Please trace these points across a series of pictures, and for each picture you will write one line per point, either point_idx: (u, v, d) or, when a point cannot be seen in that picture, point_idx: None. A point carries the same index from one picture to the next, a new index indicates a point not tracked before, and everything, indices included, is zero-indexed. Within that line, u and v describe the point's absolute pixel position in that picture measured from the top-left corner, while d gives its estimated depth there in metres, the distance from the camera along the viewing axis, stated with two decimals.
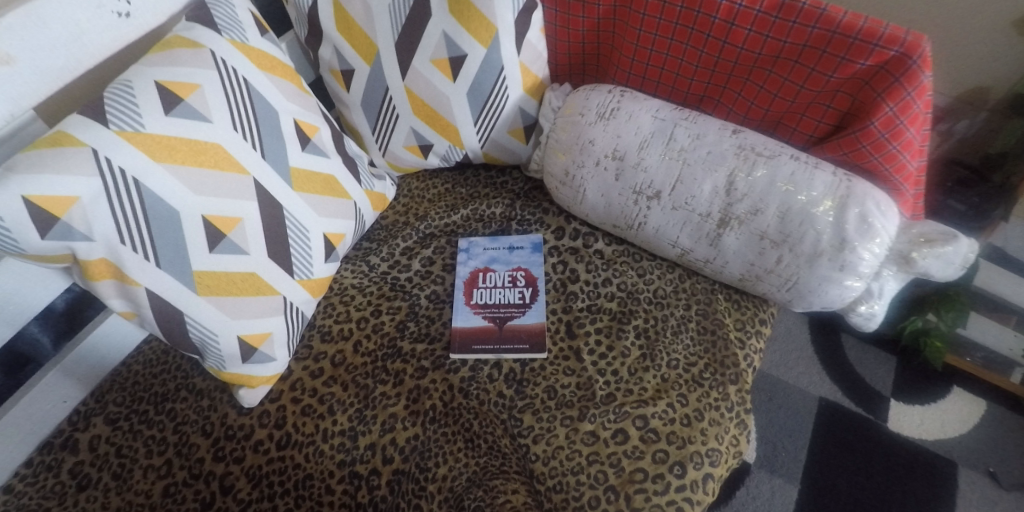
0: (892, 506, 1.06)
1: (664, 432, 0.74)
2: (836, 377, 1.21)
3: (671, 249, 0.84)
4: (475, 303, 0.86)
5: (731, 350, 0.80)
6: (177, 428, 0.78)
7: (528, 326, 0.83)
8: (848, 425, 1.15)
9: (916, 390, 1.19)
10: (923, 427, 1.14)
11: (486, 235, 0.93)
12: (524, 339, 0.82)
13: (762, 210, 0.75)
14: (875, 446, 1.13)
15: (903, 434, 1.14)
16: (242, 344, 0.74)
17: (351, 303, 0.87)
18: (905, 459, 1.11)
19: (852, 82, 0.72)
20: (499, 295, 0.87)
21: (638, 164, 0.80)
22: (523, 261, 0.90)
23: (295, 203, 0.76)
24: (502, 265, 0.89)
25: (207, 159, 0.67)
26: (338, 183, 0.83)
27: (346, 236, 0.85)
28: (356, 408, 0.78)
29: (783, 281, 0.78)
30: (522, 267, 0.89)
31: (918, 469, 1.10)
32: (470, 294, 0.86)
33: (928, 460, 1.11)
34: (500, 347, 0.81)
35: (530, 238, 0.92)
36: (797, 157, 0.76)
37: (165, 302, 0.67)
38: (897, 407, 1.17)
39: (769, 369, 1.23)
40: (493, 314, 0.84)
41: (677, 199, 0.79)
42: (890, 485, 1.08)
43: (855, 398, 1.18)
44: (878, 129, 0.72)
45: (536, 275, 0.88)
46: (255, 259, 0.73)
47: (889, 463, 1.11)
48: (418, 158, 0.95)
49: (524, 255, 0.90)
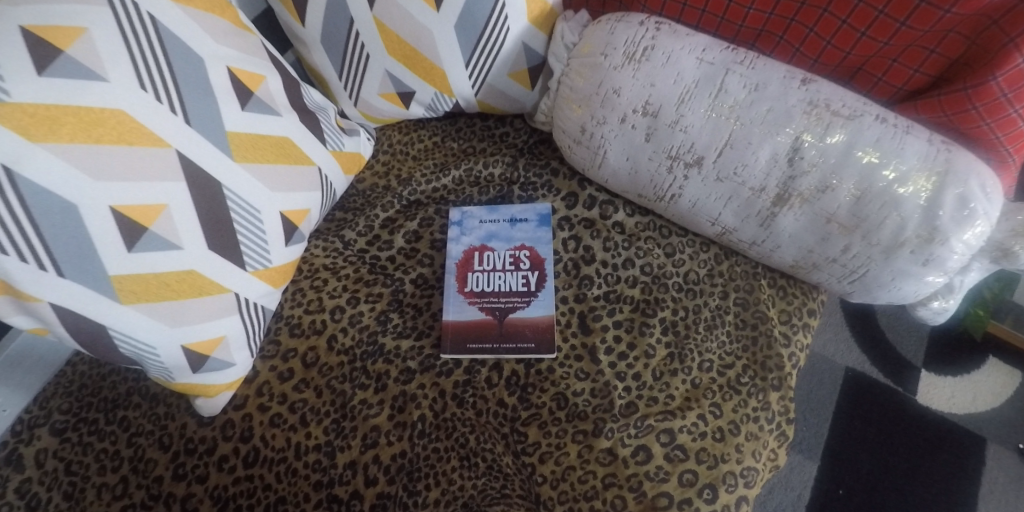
0: (917, 484, 0.99)
1: (693, 449, 0.63)
2: (866, 345, 1.11)
3: (709, 226, 0.69)
4: (470, 291, 0.72)
5: (775, 350, 0.67)
6: (131, 440, 0.68)
7: (534, 320, 0.70)
8: (876, 397, 1.07)
9: (947, 360, 1.09)
10: (954, 400, 1.06)
11: (482, 203, 0.78)
12: (529, 337, 0.69)
13: (834, 186, 0.59)
14: (902, 418, 1.05)
15: (932, 408, 1.05)
16: (189, 353, 0.61)
17: (323, 289, 0.73)
18: (933, 433, 1.03)
19: (973, 20, 0.54)
20: (498, 282, 0.73)
21: (676, 122, 0.63)
22: (527, 238, 0.75)
23: (239, 178, 0.60)
24: (501, 243, 0.76)
25: (107, 131, 0.51)
26: (294, 146, 0.66)
27: (310, 211, 0.70)
28: (333, 419, 0.66)
29: (846, 271, 0.64)
30: (526, 246, 0.75)
31: (945, 446, 1.02)
32: (463, 279, 0.73)
33: (957, 436, 1.03)
34: (501, 346, 0.68)
35: (536, 208, 0.77)
36: (883, 118, 0.59)
37: (79, 316, 0.54)
38: (927, 378, 1.08)
39: (819, 348, 1.12)
40: (492, 306, 0.71)
41: (723, 169, 0.63)
42: (915, 462, 1.01)
43: (883, 368, 1.09)
44: (1002, 87, 0.54)
45: (542, 256, 0.74)
46: (193, 254, 0.58)
47: (916, 438, 1.03)
48: (398, 108, 0.78)
49: (529, 230, 0.76)
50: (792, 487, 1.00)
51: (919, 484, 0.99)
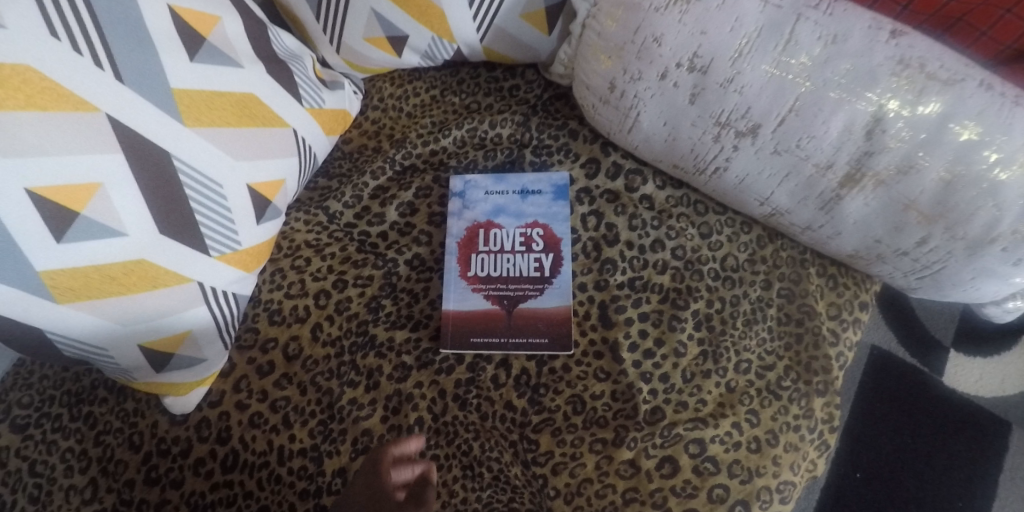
0: (937, 468, 0.94)
1: (726, 462, 0.56)
2: (894, 322, 1.03)
3: (757, 207, 0.59)
4: (473, 276, 0.63)
5: (823, 350, 0.59)
6: (99, 439, 0.61)
7: (548, 311, 0.61)
8: (901, 377, 1.00)
9: (977, 340, 1.01)
10: (981, 383, 0.99)
11: (488, 171, 0.68)
12: (542, 331, 0.60)
13: (924, 167, 0.48)
14: (926, 401, 0.98)
15: (958, 390, 0.98)
16: (149, 352, 0.53)
17: (306, 270, 0.64)
18: (956, 417, 0.97)
19: None
20: (507, 266, 0.64)
21: (730, 81, 0.51)
22: (540, 213, 0.65)
23: (194, 147, 0.50)
24: (510, 219, 0.66)
25: (12, 93, 0.39)
26: (261, 105, 0.55)
27: (286, 182, 0.59)
28: (319, 420, 0.59)
29: (916, 265, 0.54)
30: (538, 223, 0.65)
31: (966, 430, 0.96)
32: (466, 262, 0.63)
33: (981, 420, 0.97)
34: (510, 342, 0.60)
35: (550, 179, 0.67)
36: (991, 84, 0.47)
37: (8, 321, 0.44)
38: (956, 358, 1.00)
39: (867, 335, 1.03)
40: (499, 295, 0.63)
41: (783, 140, 0.52)
42: (935, 446, 0.95)
43: (910, 347, 1.02)
44: None
45: (558, 236, 0.65)
46: (141, 240, 0.48)
47: (939, 421, 0.97)
48: (390, 57, 0.66)
49: (542, 204, 0.66)
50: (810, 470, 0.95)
51: (938, 468, 0.94)
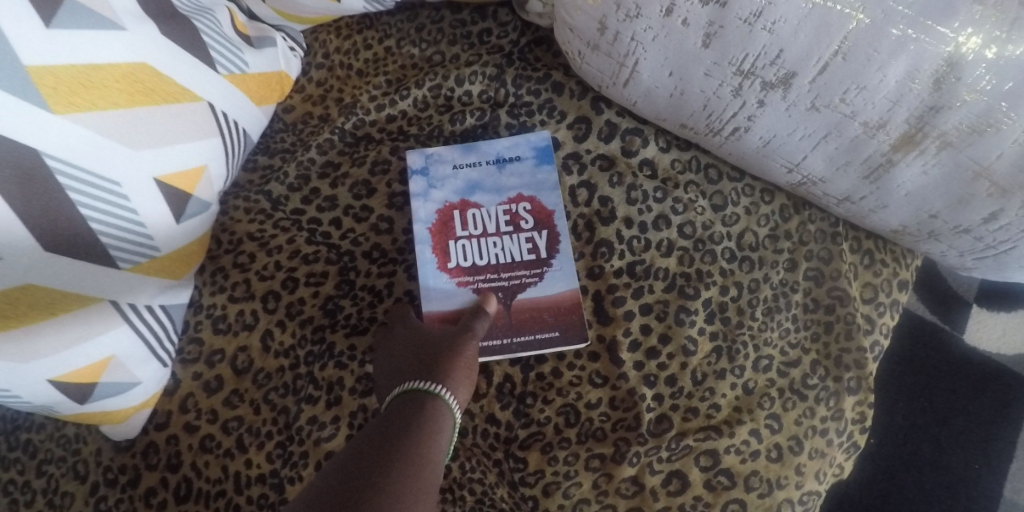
0: (954, 432, 0.84)
1: (742, 475, 0.48)
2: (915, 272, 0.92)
3: (784, 173, 0.49)
4: (456, 266, 0.54)
5: (857, 342, 0.50)
6: (41, 469, 0.55)
7: (555, 299, 0.53)
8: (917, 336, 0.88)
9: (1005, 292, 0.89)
10: (1004, 340, 0.87)
11: (455, 140, 0.57)
12: (550, 322, 0.52)
13: (1007, 127, 0.37)
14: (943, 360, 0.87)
15: (979, 349, 0.87)
16: (65, 387, 0.45)
17: (250, 268, 0.55)
18: (976, 377, 0.86)
19: None
20: (495, 251, 0.55)
21: (757, 17, 0.39)
22: (524, 185, 0.55)
23: (75, 139, 0.39)
24: (489, 195, 0.56)
25: None
26: (159, 76, 0.44)
27: (207, 168, 0.49)
28: (277, 442, 0.51)
29: (977, 244, 0.44)
30: (524, 196, 0.55)
31: (986, 390, 0.85)
32: (444, 253, 0.54)
33: (1005, 380, 0.85)
34: (513, 342, 0.52)
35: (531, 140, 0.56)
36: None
37: None
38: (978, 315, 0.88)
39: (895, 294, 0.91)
40: (491, 288, 0.54)
41: (824, 93, 0.41)
42: (952, 410, 0.85)
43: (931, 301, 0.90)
44: None
45: (549, 208, 0.55)
46: (25, 263, 0.39)
47: (960, 382, 0.85)
48: (329, 3, 0.55)
49: (524, 173, 0.56)
50: None
51: (955, 434, 0.84)
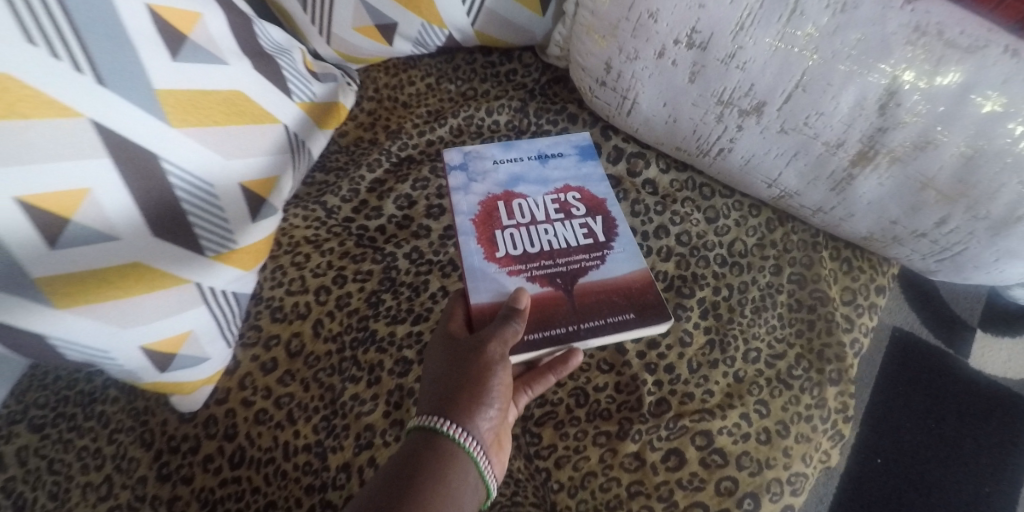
0: (961, 453, 0.93)
1: (734, 454, 0.54)
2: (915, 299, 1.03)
3: (765, 188, 0.57)
4: (505, 256, 0.57)
5: (836, 338, 0.57)
6: (112, 437, 0.63)
7: (628, 278, 0.56)
8: (923, 362, 0.99)
9: (1006, 319, 1.00)
10: (1009, 365, 0.98)
11: (495, 142, 0.66)
12: (622, 304, 0.54)
13: (942, 142, 0.45)
14: (949, 384, 0.97)
15: (984, 372, 0.97)
16: (150, 354, 0.53)
17: (305, 266, 0.63)
18: (981, 402, 0.96)
19: None
20: (547, 238, 0.58)
21: (731, 57, 0.48)
22: (569, 177, 0.62)
23: (185, 148, 0.50)
24: (534, 187, 0.62)
25: None
26: (251, 102, 0.55)
27: (281, 179, 0.59)
28: (322, 416, 0.59)
29: (935, 247, 0.51)
30: (571, 187, 0.62)
31: (991, 415, 0.95)
32: (492, 244, 0.58)
33: (1006, 403, 0.95)
34: (583, 328, 0.53)
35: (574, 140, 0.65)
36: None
37: (10, 329, 0.45)
38: (982, 340, 0.99)
39: (900, 322, 1.02)
40: (550, 274, 0.56)
41: (790, 118, 0.49)
42: (961, 433, 0.94)
43: (934, 327, 1.01)
44: None
45: (598, 196, 0.62)
46: (134, 243, 0.48)
47: (962, 406, 0.96)
48: (381, 46, 0.64)
49: (569, 167, 0.63)
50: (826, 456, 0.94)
51: (963, 455, 0.93)
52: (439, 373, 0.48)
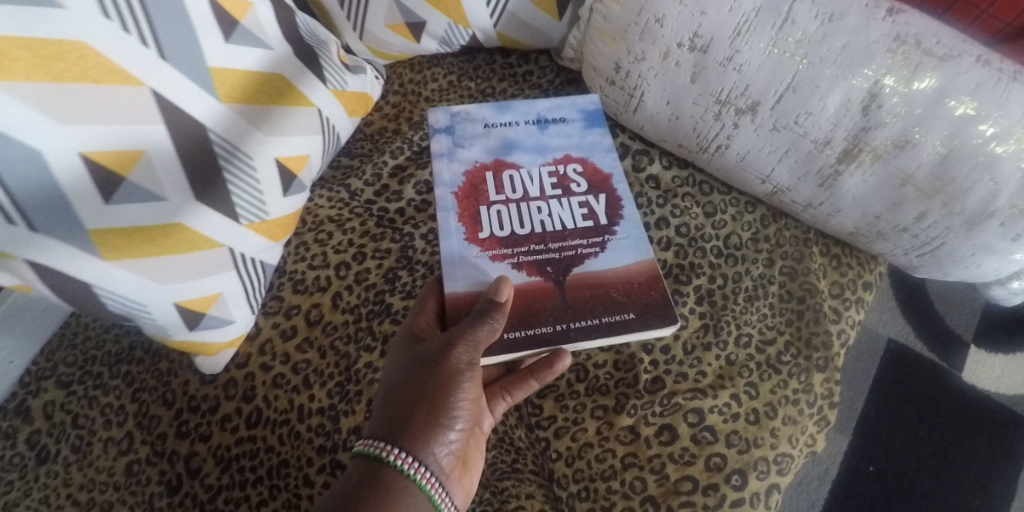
0: (954, 465, 0.95)
1: (724, 432, 0.57)
2: (908, 308, 1.06)
3: (759, 184, 0.61)
4: (491, 239, 0.59)
5: (824, 327, 0.60)
6: (135, 396, 0.66)
7: (630, 272, 0.57)
8: (917, 373, 1.01)
9: (1000, 335, 1.03)
10: (1003, 380, 1.00)
11: (490, 108, 0.68)
12: (624, 302, 0.55)
13: (919, 141, 0.49)
14: (943, 396, 0.99)
15: (977, 386, 0.99)
16: (182, 311, 0.57)
17: (327, 243, 0.68)
18: (974, 414, 0.98)
19: None
20: (540, 216, 0.60)
21: (729, 60, 0.53)
22: (570, 149, 0.65)
23: (229, 121, 0.54)
24: (528, 159, 0.64)
25: (69, 68, 0.44)
26: (290, 85, 0.59)
27: (312, 158, 0.64)
28: (337, 382, 0.63)
29: (916, 242, 0.55)
30: (570, 157, 0.64)
31: (983, 428, 0.97)
32: (478, 225, 0.60)
33: (998, 416, 0.97)
34: (572, 328, 0.53)
35: (582, 103, 0.68)
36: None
37: (61, 275, 0.50)
38: (976, 355, 1.01)
39: (897, 334, 1.04)
40: (541, 262, 0.57)
41: (782, 117, 0.54)
42: (954, 444, 0.96)
43: (929, 340, 1.03)
44: None
45: (601, 170, 0.64)
46: (177, 205, 0.53)
47: (954, 418, 0.98)
48: (409, 43, 0.70)
49: (570, 135, 0.66)
50: (818, 461, 0.96)
51: (955, 466, 0.95)
52: (397, 391, 0.49)
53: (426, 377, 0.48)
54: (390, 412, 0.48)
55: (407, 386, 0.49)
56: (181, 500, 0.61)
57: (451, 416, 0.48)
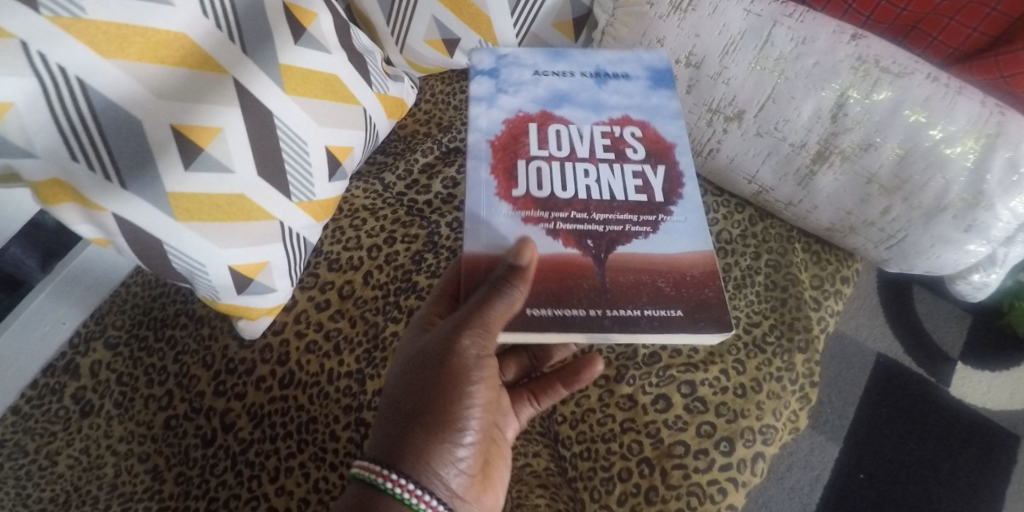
0: (940, 475, 0.99)
1: (713, 403, 0.63)
2: (896, 319, 1.11)
3: (746, 184, 0.69)
4: (526, 198, 0.57)
5: (804, 313, 0.67)
6: (177, 358, 0.73)
7: (683, 262, 0.54)
8: (906, 387, 1.06)
9: (986, 354, 1.08)
10: (988, 395, 1.05)
11: (547, 54, 0.67)
12: (671, 295, 0.52)
13: (878, 144, 0.58)
14: (932, 409, 1.04)
15: (963, 400, 1.04)
16: (235, 275, 0.64)
17: (361, 228, 0.76)
18: (960, 428, 1.03)
19: None
20: (586, 181, 0.58)
21: (718, 74, 0.63)
22: (631, 108, 0.63)
23: (291, 110, 0.63)
24: (583, 116, 0.62)
25: (171, 54, 0.53)
26: (342, 84, 0.69)
27: (354, 150, 0.72)
28: (365, 349, 0.69)
29: (883, 235, 0.62)
30: (629, 122, 0.62)
31: (969, 440, 1.02)
32: (513, 179, 0.58)
33: (983, 430, 1.02)
34: (608, 313, 0.51)
35: (649, 60, 0.66)
36: (985, 101, 0.56)
37: (140, 231, 0.57)
38: (962, 371, 1.07)
39: (886, 349, 1.09)
40: (580, 234, 0.55)
41: (764, 123, 0.63)
42: (941, 456, 1.00)
43: (917, 356, 1.08)
44: None
45: (666, 138, 0.61)
46: (243, 179, 0.60)
47: (941, 431, 1.02)
48: (443, 57, 0.80)
49: (631, 93, 0.64)
50: (809, 467, 1.00)
51: (942, 477, 0.99)
52: (397, 407, 0.50)
53: (423, 396, 0.49)
54: (389, 427, 0.50)
55: (406, 400, 0.50)
56: (215, 452, 0.67)
57: (449, 435, 0.48)
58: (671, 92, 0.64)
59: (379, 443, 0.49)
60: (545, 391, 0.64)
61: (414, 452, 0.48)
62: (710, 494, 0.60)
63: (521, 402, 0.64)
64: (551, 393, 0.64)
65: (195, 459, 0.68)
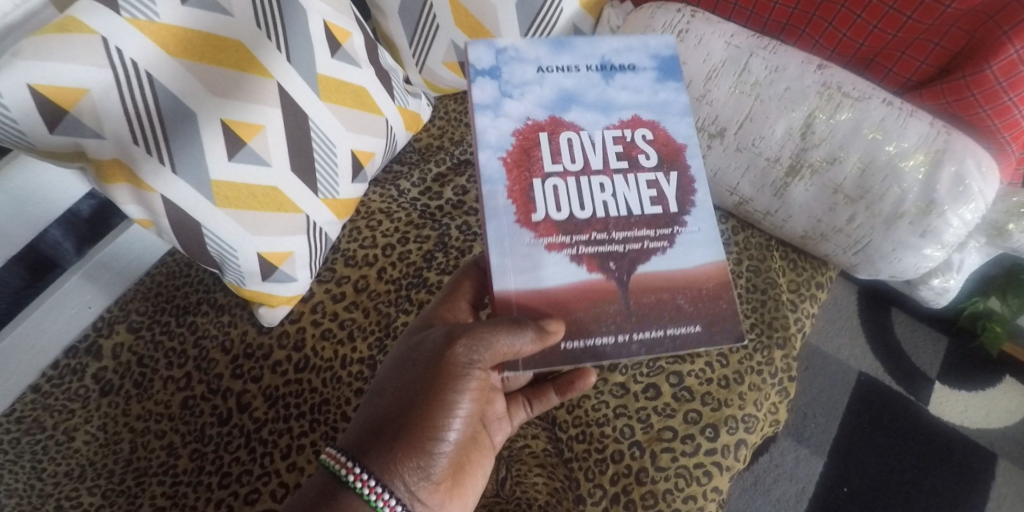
0: (921, 491, 1.03)
1: (699, 392, 0.69)
2: (875, 339, 1.17)
3: (728, 196, 0.77)
4: (545, 223, 0.55)
5: (782, 312, 0.74)
6: (197, 342, 0.77)
7: (698, 273, 0.55)
8: (887, 405, 1.11)
9: (963, 376, 1.13)
10: (965, 414, 1.10)
11: (547, 41, 0.60)
12: (689, 311, 0.54)
13: (842, 158, 0.66)
14: (913, 427, 1.09)
15: (941, 418, 1.09)
16: (263, 261, 0.70)
17: (377, 228, 0.82)
18: (938, 445, 1.07)
19: (956, 35, 0.64)
20: (603, 197, 0.55)
21: (702, 96, 0.72)
22: (641, 108, 0.59)
23: (324, 115, 0.70)
24: (591, 113, 0.58)
25: (226, 58, 0.62)
26: (369, 96, 0.77)
27: (375, 156, 0.80)
28: (377, 336, 0.74)
29: (851, 241, 0.70)
30: (639, 120, 0.58)
31: (947, 457, 1.06)
32: (530, 202, 0.54)
33: (960, 448, 1.07)
34: (633, 338, 0.53)
35: (656, 47, 0.61)
36: (933, 123, 0.64)
37: (182, 213, 0.63)
38: (940, 391, 1.12)
39: (866, 367, 1.14)
40: (603, 256, 0.54)
41: (743, 139, 0.71)
42: (921, 472, 1.05)
43: (896, 375, 1.13)
44: (970, 87, 0.63)
45: (676, 140, 0.58)
46: (278, 173, 0.67)
47: (920, 448, 1.07)
48: (457, 78, 0.89)
49: (639, 90, 0.59)
50: (795, 479, 1.04)
51: (922, 493, 1.03)
52: (377, 408, 0.53)
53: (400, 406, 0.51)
54: (367, 426, 0.53)
55: (389, 404, 0.52)
56: (230, 430, 0.71)
57: (418, 448, 0.50)
58: (679, 83, 0.60)
59: (352, 439, 0.52)
60: (538, 396, 0.67)
61: (382, 455, 0.50)
62: (696, 476, 0.64)
63: (515, 406, 0.66)
64: (542, 400, 0.67)
65: (210, 437, 0.71)
